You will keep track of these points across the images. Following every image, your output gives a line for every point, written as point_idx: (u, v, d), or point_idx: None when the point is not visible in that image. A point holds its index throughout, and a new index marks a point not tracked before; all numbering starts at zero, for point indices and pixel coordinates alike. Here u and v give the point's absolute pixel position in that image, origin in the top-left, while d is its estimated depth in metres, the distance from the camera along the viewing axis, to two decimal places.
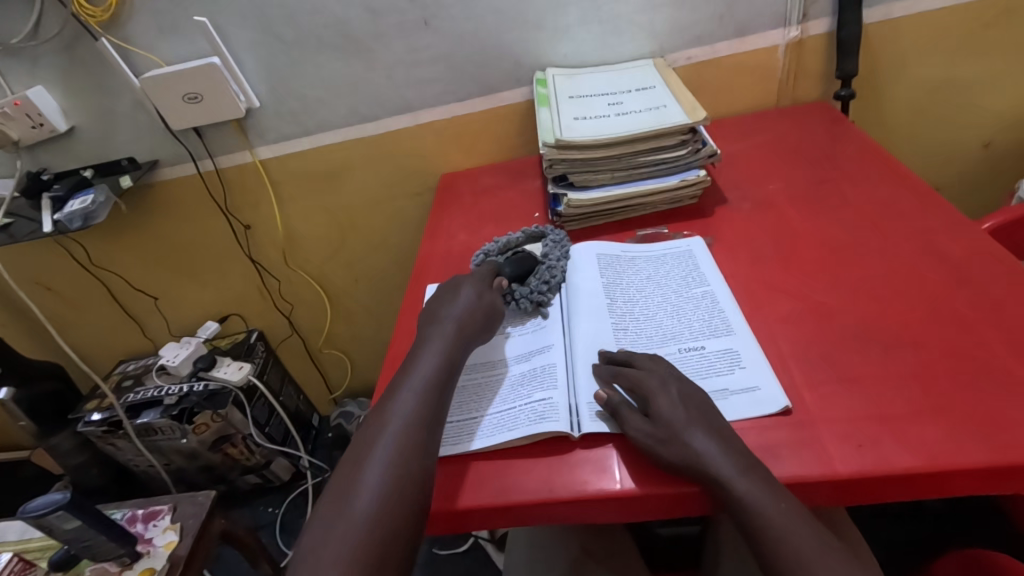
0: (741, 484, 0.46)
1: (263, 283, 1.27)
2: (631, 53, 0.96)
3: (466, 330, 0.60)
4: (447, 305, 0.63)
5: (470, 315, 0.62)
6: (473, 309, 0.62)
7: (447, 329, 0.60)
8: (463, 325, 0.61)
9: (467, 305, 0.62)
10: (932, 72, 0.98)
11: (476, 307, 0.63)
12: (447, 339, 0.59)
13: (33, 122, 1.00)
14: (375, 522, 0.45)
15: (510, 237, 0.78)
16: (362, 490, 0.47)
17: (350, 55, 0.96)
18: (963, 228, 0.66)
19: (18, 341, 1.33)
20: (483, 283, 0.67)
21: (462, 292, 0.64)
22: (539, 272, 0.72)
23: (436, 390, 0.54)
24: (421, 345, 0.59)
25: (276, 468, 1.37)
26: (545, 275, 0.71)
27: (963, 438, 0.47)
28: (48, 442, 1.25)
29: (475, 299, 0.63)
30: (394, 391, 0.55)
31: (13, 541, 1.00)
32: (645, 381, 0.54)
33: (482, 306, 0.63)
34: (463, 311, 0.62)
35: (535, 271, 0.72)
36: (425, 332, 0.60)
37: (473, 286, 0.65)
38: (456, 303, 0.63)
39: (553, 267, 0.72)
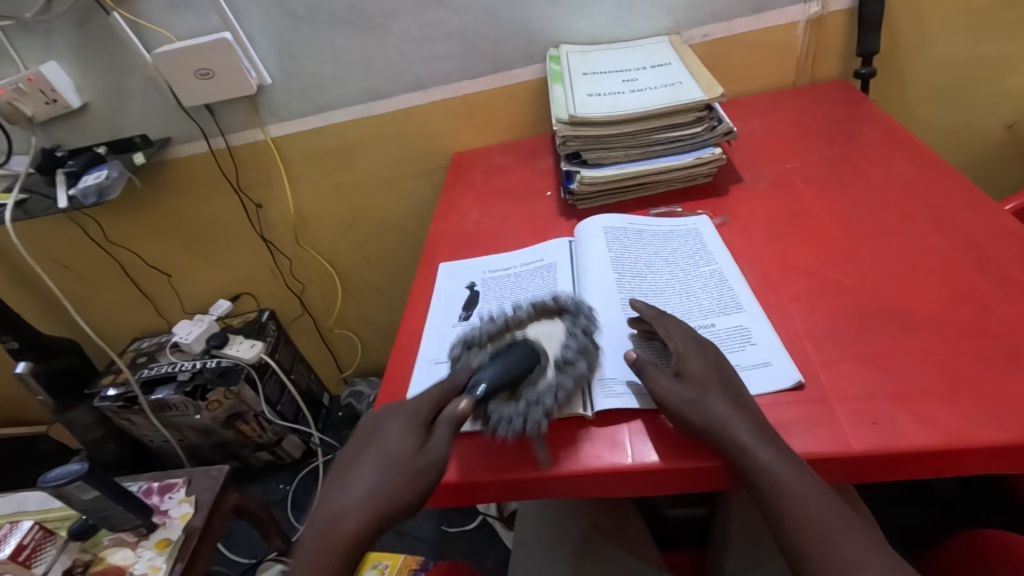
0: (760, 453, 0.46)
1: (275, 262, 1.28)
2: (646, 30, 0.95)
3: (387, 508, 0.46)
4: (372, 455, 0.49)
5: (399, 483, 0.47)
6: (408, 472, 0.47)
7: (365, 496, 0.47)
8: (383, 506, 0.46)
9: (400, 470, 0.47)
10: (955, 50, 0.95)
11: (403, 471, 0.47)
12: (365, 508, 0.46)
13: (47, 98, 1.00)
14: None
15: (516, 310, 0.62)
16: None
17: (361, 32, 0.96)
18: (984, 208, 0.65)
19: (35, 317, 1.35)
20: (426, 426, 0.50)
21: (405, 435, 0.49)
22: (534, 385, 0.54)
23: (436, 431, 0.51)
24: (353, 479, 0.48)
25: (287, 445, 1.39)
26: (538, 396, 0.53)
27: (980, 417, 0.47)
28: (66, 416, 1.28)
29: (411, 455, 0.48)
30: (307, 536, 0.47)
31: (33, 510, 1.02)
32: (676, 341, 0.54)
33: (410, 474, 0.47)
34: (387, 486, 0.47)
35: (521, 390, 0.54)
36: (340, 481, 0.49)
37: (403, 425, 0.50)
38: (381, 457, 0.48)
39: (560, 379, 0.54)
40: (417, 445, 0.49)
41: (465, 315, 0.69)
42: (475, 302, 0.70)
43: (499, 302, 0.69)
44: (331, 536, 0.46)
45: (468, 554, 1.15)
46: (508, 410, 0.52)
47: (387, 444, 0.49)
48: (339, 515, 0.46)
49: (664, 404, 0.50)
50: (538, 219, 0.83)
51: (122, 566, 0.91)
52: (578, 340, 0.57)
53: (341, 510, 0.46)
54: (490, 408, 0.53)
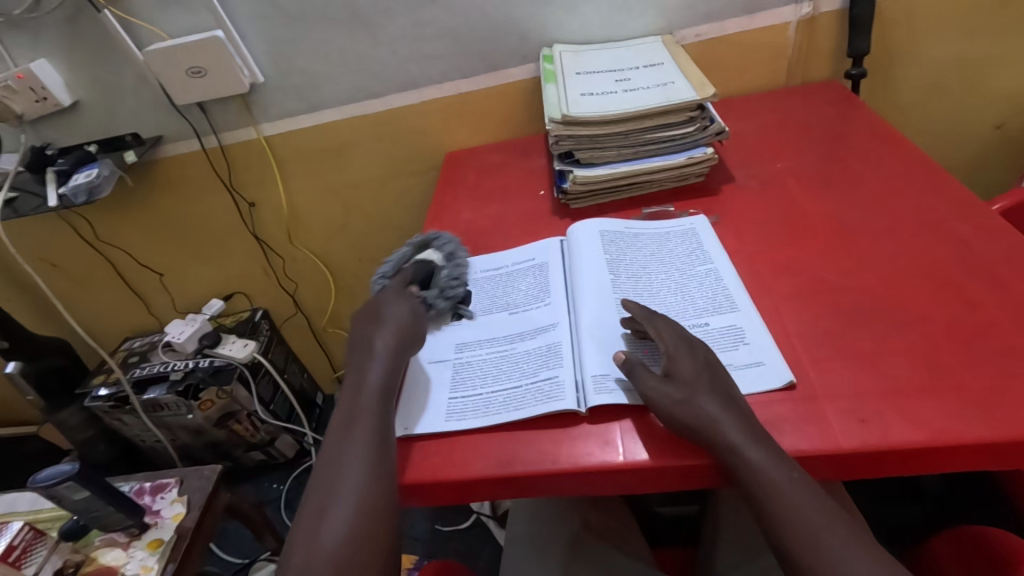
0: (750, 451, 0.46)
1: (267, 261, 1.28)
2: (638, 30, 0.95)
3: (405, 347, 0.60)
4: (379, 325, 0.61)
5: (405, 333, 0.61)
6: (406, 327, 0.61)
7: (388, 346, 0.59)
8: (400, 351, 0.60)
9: (394, 327, 0.61)
10: (944, 52, 0.96)
11: (413, 323, 0.62)
12: (389, 356, 0.58)
13: (36, 96, 0.99)
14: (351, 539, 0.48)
15: (400, 253, 0.75)
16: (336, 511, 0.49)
17: (355, 30, 0.95)
18: (972, 208, 0.66)
19: (25, 316, 1.34)
20: (401, 292, 0.66)
21: (396, 309, 0.63)
22: (440, 273, 0.71)
23: (392, 360, 0.58)
24: (375, 343, 0.60)
25: (280, 445, 1.38)
26: (448, 280, 0.70)
27: (966, 414, 0.47)
28: (56, 417, 1.27)
29: (408, 318, 0.62)
30: (342, 405, 0.57)
31: (23, 511, 1.02)
32: (667, 341, 0.55)
33: (415, 322, 0.63)
34: (397, 336, 0.60)
35: (433, 279, 0.70)
36: (370, 336, 0.60)
37: (392, 308, 0.63)
38: (387, 323, 0.61)
39: (454, 269, 0.72)
40: (410, 312, 0.63)
41: (458, 315, 0.69)
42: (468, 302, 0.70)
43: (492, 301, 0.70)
44: (365, 391, 0.56)
45: (461, 552, 1.15)
46: (435, 292, 0.69)
47: (383, 318, 0.62)
48: (365, 373, 0.57)
49: (654, 404, 0.51)
50: (531, 219, 0.83)
51: (114, 567, 0.91)
52: (451, 249, 0.75)
53: (369, 370, 0.57)
54: (424, 294, 0.68)
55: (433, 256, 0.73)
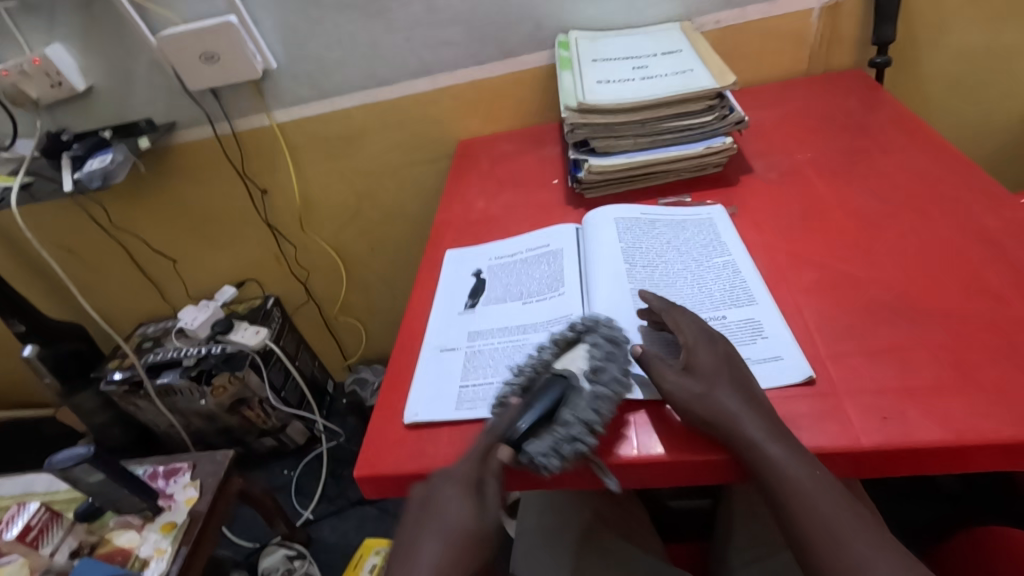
0: (770, 447, 0.45)
1: (280, 249, 1.28)
2: (657, 16, 0.93)
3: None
4: (431, 533, 0.45)
5: (462, 557, 0.44)
6: (469, 538, 0.44)
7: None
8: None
9: (450, 540, 0.44)
10: (972, 40, 0.93)
11: (476, 535, 0.45)
12: None
13: (52, 80, 0.99)
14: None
15: (539, 352, 0.56)
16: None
17: (368, 16, 0.94)
18: (1000, 200, 0.64)
19: (42, 300, 1.35)
20: (477, 477, 0.47)
21: (460, 502, 0.46)
22: (566, 412, 0.50)
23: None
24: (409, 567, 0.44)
25: (292, 432, 1.40)
26: (570, 424, 0.49)
27: (992, 413, 0.46)
28: (72, 400, 1.28)
29: (472, 521, 0.45)
30: None
31: (39, 492, 1.03)
32: (687, 334, 0.54)
33: (478, 532, 0.45)
34: (455, 568, 0.43)
35: (560, 416, 0.50)
36: (411, 553, 0.45)
37: (458, 504, 0.45)
38: (439, 534, 0.45)
39: (597, 401, 0.50)
40: (475, 510, 0.45)
41: (472, 302, 0.68)
42: (482, 290, 0.70)
43: (506, 289, 0.69)
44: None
45: None
46: (544, 446, 0.48)
47: (438, 512, 0.45)
48: None
49: (674, 398, 0.50)
50: (545, 208, 0.82)
51: (128, 548, 0.92)
52: (602, 357, 0.53)
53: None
54: (526, 450, 0.48)
55: (574, 365, 0.53)
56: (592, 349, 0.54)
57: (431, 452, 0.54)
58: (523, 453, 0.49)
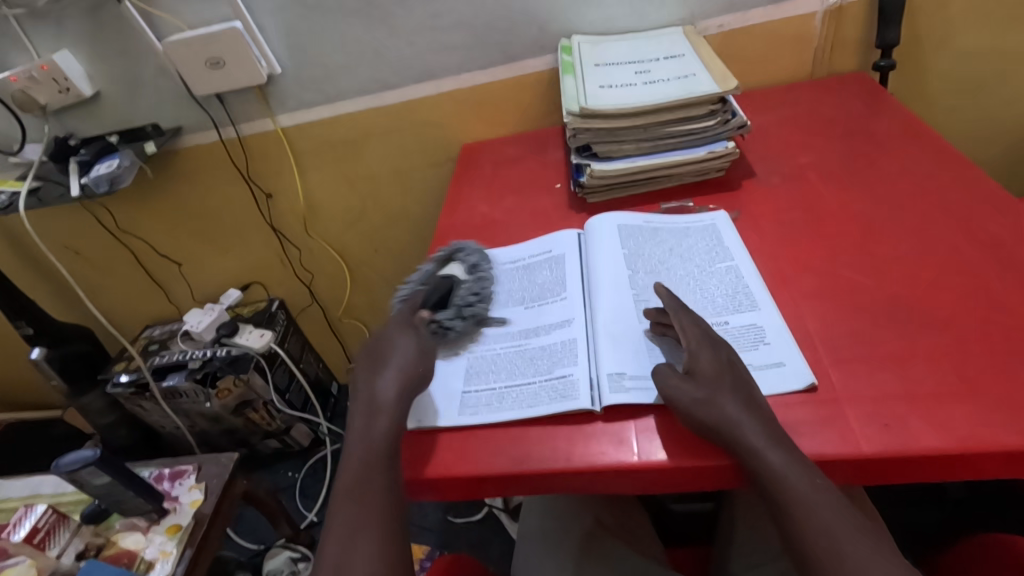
0: (770, 454, 0.46)
1: (284, 252, 1.29)
2: (659, 20, 0.93)
3: (416, 380, 0.57)
4: (392, 356, 0.58)
5: (417, 363, 0.58)
6: (422, 352, 0.59)
7: (395, 382, 0.56)
8: (417, 374, 0.57)
9: (409, 356, 0.58)
10: (977, 43, 0.93)
11: (424, 352, 0.59)
12: (400, 393, 0.55)
13: (59, 86, 1.00)
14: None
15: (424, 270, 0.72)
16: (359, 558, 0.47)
17: (372, 21, 0.95)
18: (1003, 205, 0.63)
19: (50, 303, 1.37)
20: (410, 318, 0.62)
21: (399, 336, 0.60)
22: (460, 290, 0.67)
23: (406, 381, 0.56)
24: (379, 374, 0.56)
25: (296, 434, 1.40)
26: (467, 299, 0.66)
27: (995, 420, 0.46)
28: (79, 402, 1.29)
29: (417, 342, 0.59)
30: (356, 421, 0.55)
31: (46, 494, 1.04)
32: (690, 338, 0.54)
33: (422, 357, 0.58)
34: (412, 364, 0.57)
35: (450, 296, 0.66)
36: (372, 374, 0.57)
37: (408, 337, 0.60)
38: (401, 355, 0.58)
39: (478, 286, 0.68)
40: (416, 337, 0.60)
41: None
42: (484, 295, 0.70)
43: (508, 295, 0.69)
44: (379, 412, 0.54)
45: (472, 544, 1.16)
46: (451, 313, 0.65)
47: (394, 343, 0.59)
48: (376, 389, 0.55)
49: (676, 402, 0.50)
50: (547, 212, 0.83)
51: (133, 550, 0.93)
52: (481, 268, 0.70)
53: (379, 388, 0.55)
54: (437, 317, 0.64)
55: (455, 270, 0.70)
56: (467, 260, 0.71)
57: (433, 457, 0.54)
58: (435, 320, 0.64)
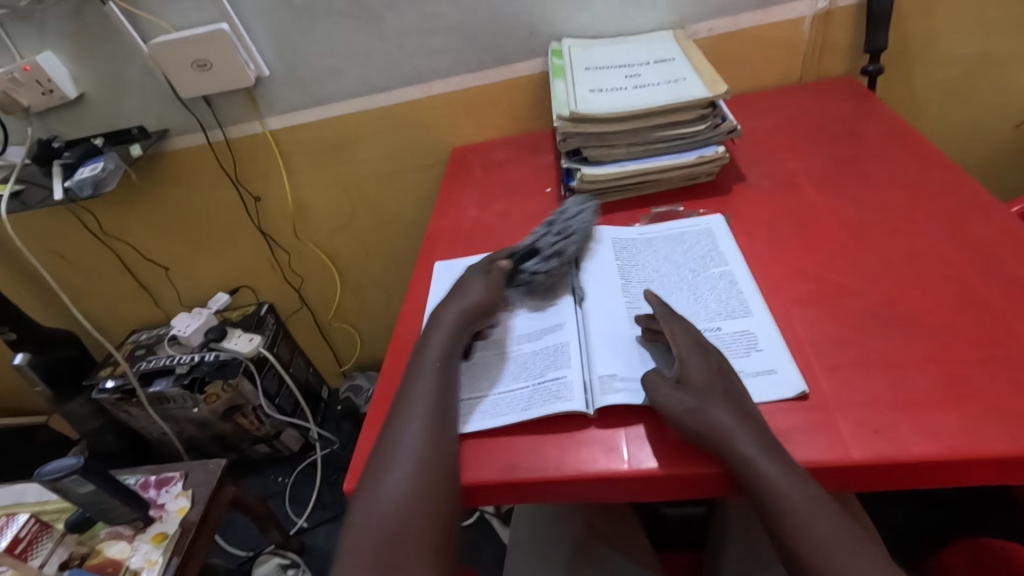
0: (761, 463, 0.45)
1: (273, 256, 1.27)
2: (650, 24, 0.93)
3: (481, 309, 0.62)
4: (462, 292, 0.63)
5: (483, 300, 0.62)
6: (491, 293, 0.63)
7: (459, 311, 0.61)
8: (484, 304, 0.62)
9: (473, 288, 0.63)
10: (962, 48, 0.93)
11: (494, 288, 0.64)
12: (462, 317, 0.60)
13: (42, 88, 0.99)
14: (414, 501, 0.48)
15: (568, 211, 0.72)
16: (397, 465, 0.50)
17: (361, 23, 0.94)
18: (990, 210, 0.64)
19: (33, 307, 1.34)
20: (488, 267, 0.66)
21: (476, 277, 0.65)
22: (542, 240, 0.68)
23: (474, 301, 0.62)
24: (446, 305, 0.62)
25: (286, 439, 1.39)
26: (554, 244, 0.67)
27: (982, 426, 0.46)
28: (64, 408, 1.27)
29: (488, 284, 0.64)
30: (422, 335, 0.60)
31: (30, 502, 1.02)
32: (680, 345, 0.54)
33: (489, 298, 0.63)
34: (472, 301, 0.62)
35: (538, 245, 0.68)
36: (446, 302, 0.62)
37: (481, 280, 0.64)
38: (470, 291, 0.63)
39: (558, 234, 0.68)
40: (489, 282, 0.64)
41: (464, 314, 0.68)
42: None
43: None
44: (440, 327, 0.59)
45: (464, 548, 1.15)
46: (535, 261, 0.67)
47: (464, 282, 0.64)
48: (442, 313, 0.61)
49: (666, 410, 0.50)
50: (538, 216, 0.82)
51: (119, 560, 0.91)
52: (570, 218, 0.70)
53: (445, 311, 0.61)
54: (523, 266, 0.67)
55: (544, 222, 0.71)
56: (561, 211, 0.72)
57: None
58: (521, 269, 0.67)
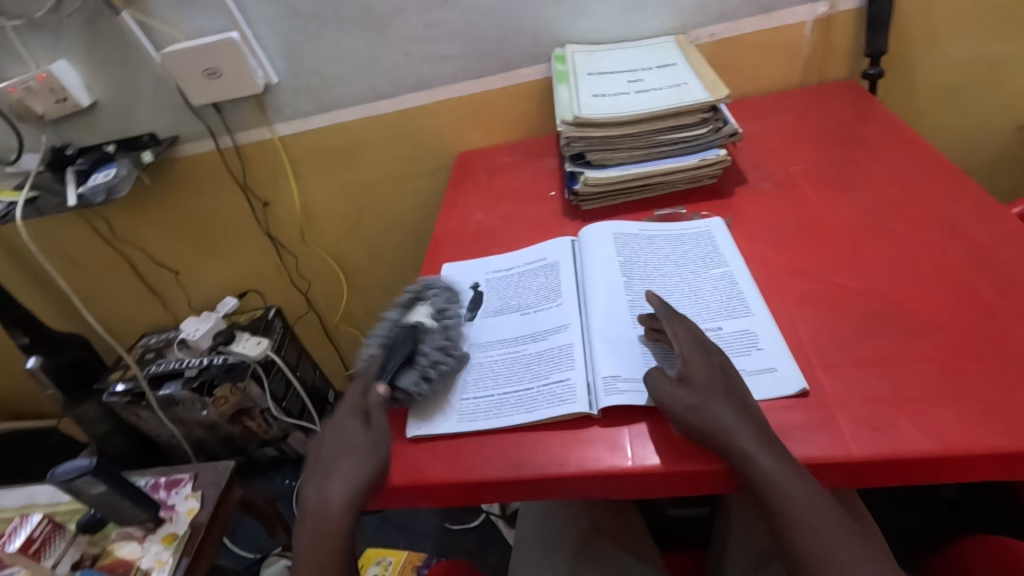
0: (763, 460, 0.46)
1: (281, 260, 1.29)
2: (652, 30, 0.95)
3: (367, 483, 0.53)
4: (343, 452, 0.55)
5: (367, 466, 0.54)
6: (372, 450, 0.55)
7: (345, 488, 0.53)
8: (369, 477, 0.53)
9: (359, 453, 0.54)
10: (962, 52, 0.94)
11: (376, 446, 0.55)
12: (348, 493, 0.52)
13: (57, 96, 1.01)
14: None
15: (434, 304, 0.67)
16: None
17: (367, 31, 0.96)
18: (989, 212, 0.64)
19: (45, 311, 1.37)
20: (363, 399, 0.58)
21: (351, 425, 0.56)
22: (423, 347, 0.62)
23: (360, 477, 0.53)
24: (330, 477, 0.54)
25: (293, 442, 1.40)
26: (431, 358, 0.60)
27: (981, 422, 0.47)
28: (75, 411, 1.29)
29: (364, 436, 0.55)
30: (308, 497, 0.54)
31: (42, 503, 1.04)
32: (682, 345, 0.55)
33: (374, 455, 0.54)
34: (361, 469, 0.53)
35: (416, 356, 0.61)
36: (327, 470, 0.54)
37: (356, 426, 0.56)
38: (353, 450, 0.55)
39: (444, 335, 0.64)
40: (366, 429, 0.56)
41: (470, 315, 0.69)
42: (480, 303, 0.71)
43: (504, 301, 0.70)
44: (327, 516, 0.52)
45: (470, 551, 1.16)
46: (411, 377, 0.59)
47: (342, 435, 0.56)
48: (328, 491, 0.53)
49: (667, 408, 0.51)
50: (542, 219, 0.83)
51: (130, 560, 0.93)
52: (444, 309, 0.67)
53: (329, 491, 0.53)
54: (398, 385, 0.59)
55: (421, 318, 0.65)
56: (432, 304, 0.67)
57: (429, 463, 0.55)
58: (397, 388, 0.59)
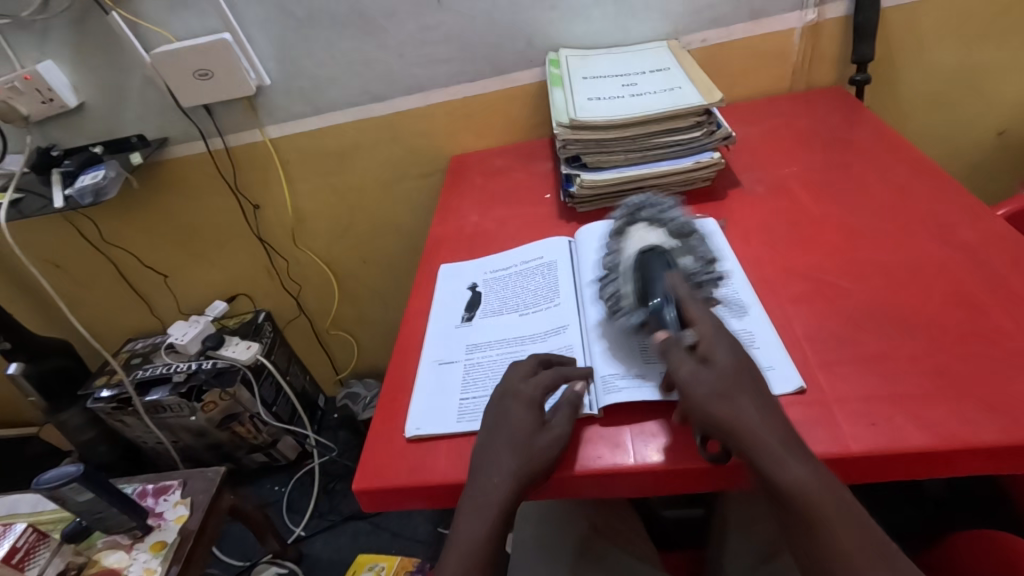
0: (790, 463, 0.44)
1: (271, 263, 1.28)
2: (645, 34, 0.96)
3: (536, 473, 0.50)
4: (512, 438, 0.51)
5: (539, 457, 0.50)
6: (549, 440, 0.51)
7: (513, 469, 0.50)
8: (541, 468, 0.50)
9: (522, 443, 0.51)
10: (945, 59, 0.97)
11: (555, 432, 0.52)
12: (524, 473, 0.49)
13: (43, 97, 1.00)
14: None
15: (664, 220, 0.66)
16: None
17: (362, 34, 0.96)
18: (976, 213, 0.66)
19: (27, 316, 1.34)
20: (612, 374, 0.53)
21: (523, 413, 0.53)
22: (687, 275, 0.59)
23: (531, 463, 0.50)
24: (504, 456, 0.50)
25: (283, 447, 1.38)
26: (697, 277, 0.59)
27: (977, 417, 0.48)
28: (57, 418, 1.26)
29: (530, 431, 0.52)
30: (475, 479, 0.51)
31: (25, 513, 1.01)
32: (704, 327, 0.51)
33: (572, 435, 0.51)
34: (537, 459, 0.50)
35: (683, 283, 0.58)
36: (486, 458, 0.51)
37: (526, 408, 0.53)
38: (517, 434, 0.51)
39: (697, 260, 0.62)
40: (536, 420, 0.52)
41: (468, 316, 0.69)
42: (478, 303, 0.71)
43: (502, 302, 0.70)
44: (492, 507, 0.49)
45: None
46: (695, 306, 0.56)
47: (509, 427, 0.52)
48: (494, 475, 0.50)
49: (689, 391, 0.48)
50: (538, 221, 0.84)
51: (117, 569, 0.91)
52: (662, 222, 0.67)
53: (498, 476, 0.50)
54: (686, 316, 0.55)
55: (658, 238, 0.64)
56: (650, 217, 0.67)
57: (430, 464, 0.55)
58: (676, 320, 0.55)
